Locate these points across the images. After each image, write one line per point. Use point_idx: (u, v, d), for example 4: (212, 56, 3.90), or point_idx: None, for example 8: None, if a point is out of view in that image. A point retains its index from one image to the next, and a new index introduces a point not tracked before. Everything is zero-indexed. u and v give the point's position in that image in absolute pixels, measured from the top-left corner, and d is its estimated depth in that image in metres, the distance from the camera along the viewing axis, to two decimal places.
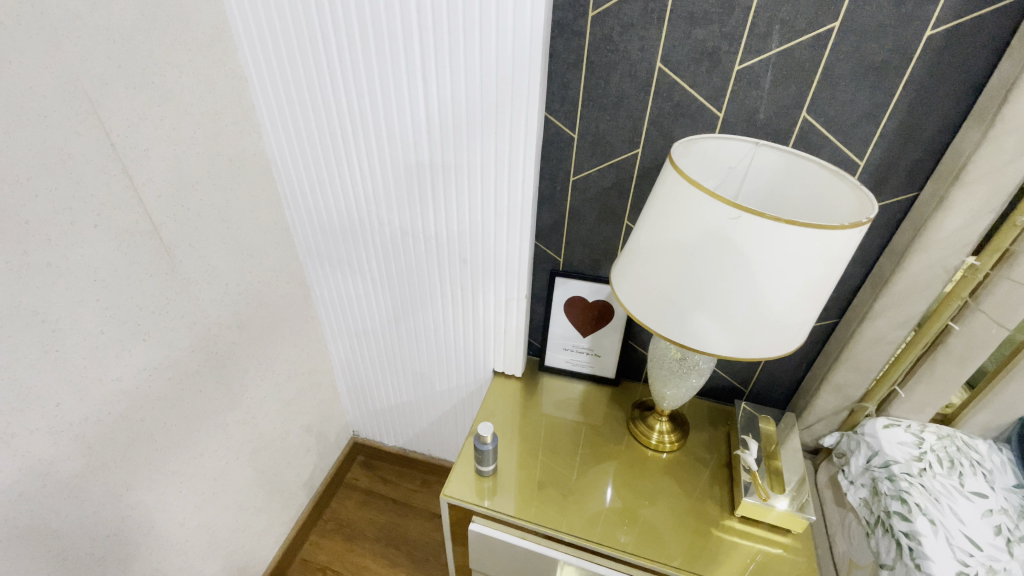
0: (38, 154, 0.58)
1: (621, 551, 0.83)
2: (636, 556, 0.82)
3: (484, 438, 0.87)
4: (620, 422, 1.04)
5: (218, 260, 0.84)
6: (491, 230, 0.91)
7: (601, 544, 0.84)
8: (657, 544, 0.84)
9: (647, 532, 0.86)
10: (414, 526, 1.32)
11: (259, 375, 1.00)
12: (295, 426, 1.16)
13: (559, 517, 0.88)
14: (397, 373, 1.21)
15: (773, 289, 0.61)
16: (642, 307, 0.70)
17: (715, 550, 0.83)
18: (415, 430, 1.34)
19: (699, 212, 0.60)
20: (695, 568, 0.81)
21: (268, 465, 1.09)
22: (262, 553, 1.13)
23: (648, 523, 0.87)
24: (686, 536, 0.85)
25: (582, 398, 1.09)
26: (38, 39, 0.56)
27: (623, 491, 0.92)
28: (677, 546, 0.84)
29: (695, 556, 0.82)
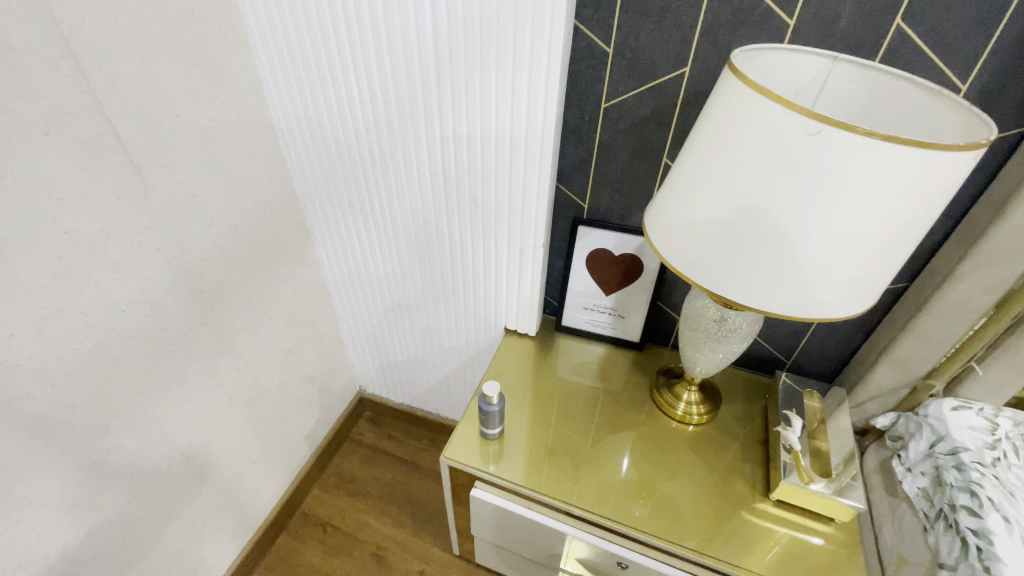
0: None
1: (635, 529, 0.75)
2: (652, 535, 0.74)
3: (489, 400, 0.78)
4: (642, 389, 0.94)
5: (201, 189, 0.76)
6: (506, 165, 0.79)
7: (614, 519, 0.76)
8: (675, 524, 0.75)
9: (665, 510, 0.77)
10: (418, 486, 1.26)
11: (253, 321, 0.93)
12: (295, 377, 1.09)
13: (569, 487, 0.79)
14: (403, 326, 1.13)
15: (849, 230, 0.49)
16: (681, 253, 0.58)
17: (742, 534, 0.74)
18: (422, 388, 1.27)
19: (765, 128, 0.47)
20: (717, 553, 0.72)
21: (265, 416, 1.03)
22: (259, 505, 1.09)
23: (667, 500, 0.78)
24: (710, 517, 0.76)
25: (601, 361, 0.99)
26: None
27: (641, 464, 0.83)
28: (699, 527, 0.75)
29: (718, 540, 0.73)
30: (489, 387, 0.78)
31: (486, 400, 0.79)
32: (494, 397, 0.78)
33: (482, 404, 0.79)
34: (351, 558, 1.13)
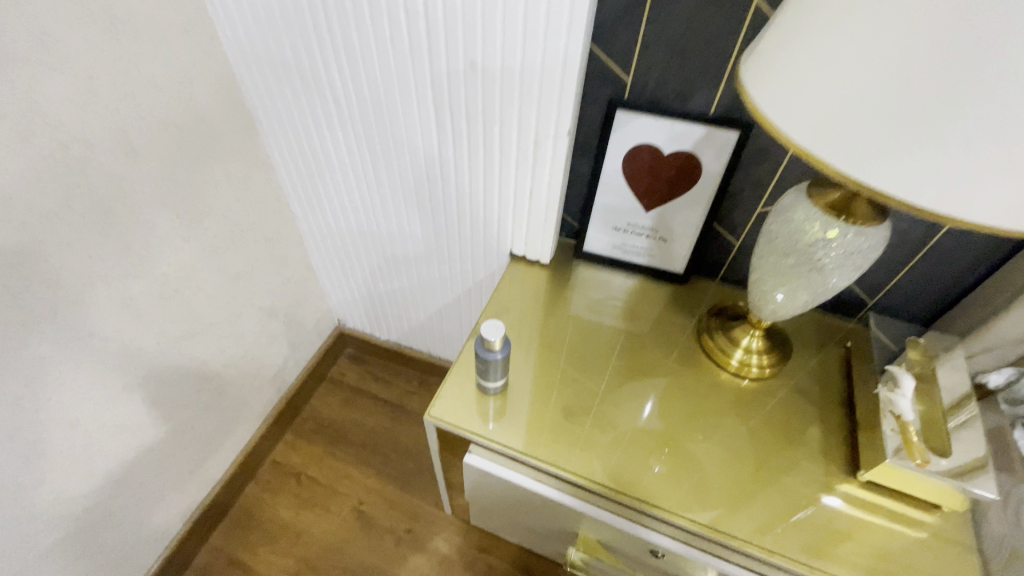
0: None
1: (665, 511, 0.57)
2: (685, 519, 0.57)
3: (490, 346, 0.58)
4: (681, 331, 0.74)
5: (63, 28, 0.51)
6: (518, 2, 0.53)
7: (637, 496, 0.58)
8: (719, 505, 0.58)
9: (705, 486, 0.59)
10: (407, 434, 1.09)
11: (179, 234, 0.70)
12: (249, 307, 0.88)
13: (581, 453, 0.61)
14: (385, 249, 0.91)
15: None
16: (818, 123, 0.37)
17: (806, 520, 0.57)
18: (412, 324, 1.07)
19: None
20: (771, 544, 0.55)
21: (213, 353, 0.83)
22: (215, 455, 0.92)
23: (708, 472, 0.60)
24: (765, 497, 0.58)
25: (630, 296, 0.78)
26: None
27: (676, 426, 0.64)
28: (749, 508, 0.57)
29: (775, 527, 0.56)
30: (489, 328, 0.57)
31: (485, 347, 0.58)
32: (495, 342, 0.57)
33: (481, 352, 0.58)
34: (330, 513, 0.96)
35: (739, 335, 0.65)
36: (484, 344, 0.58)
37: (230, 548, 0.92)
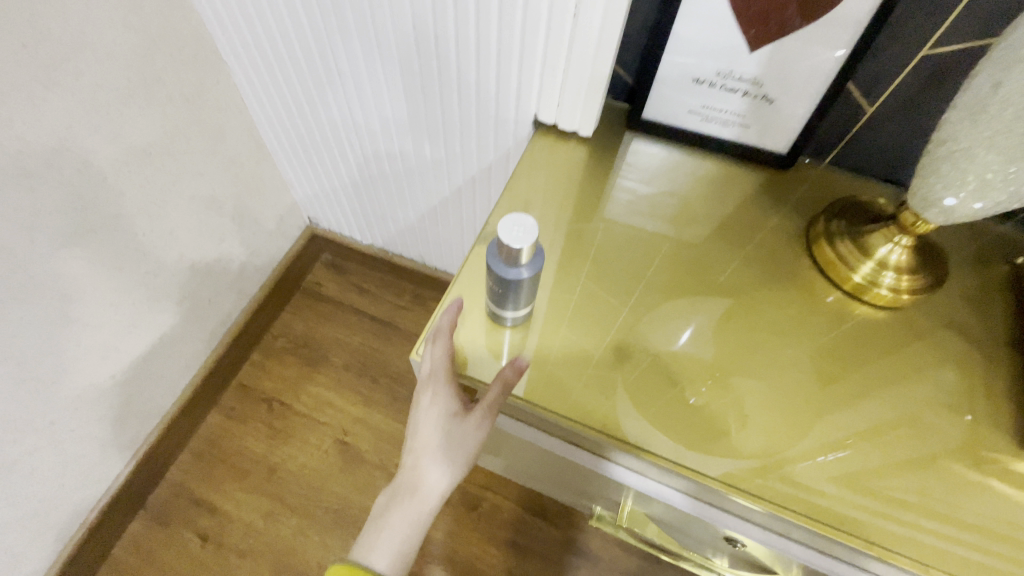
0: None
1: (722, 485, 0.40)
2: (741, 495, 0.39)
3: (511, 260, 0.36)
4: (756, 228, 0.51)
5: None
6: None
7: (675, 463, 0.40)
8: (823, 485, 0.39)
9: (776, 451, 0.41)
10: (398, 355, 0.91)
11: (27, 77, 0.46)
12: (174, 193, 0.65)
13: (601, 400, 0.43)
14: (355, 119, 0.65)
15: None
16: None
17: (921, 499, 0.39)
18: (400, 225, 0.84)
19: None
20: (867, 534, 0.38)
21: (131, 258, 0.62)
22: (159, 381, 0.74)
23: (784, 431, 0.42)
24: (864, 464, 0.40)
25: (694, 182, 0.54)
26: None
27: (740, 365, 0.45)
28: (842, 482, 0.40)
29: (876, 509, 0.38)
30: (507, 232, 0.35)
31: (503, 262, 0.36)
32: (524, 253, 0.35)
33: (496, 271, 0.37)
34: (308, 447, 0.81)
35: (878, 242, 0.44)
36: (500, 257, 0.36)
37: (193, 485, 0.78)
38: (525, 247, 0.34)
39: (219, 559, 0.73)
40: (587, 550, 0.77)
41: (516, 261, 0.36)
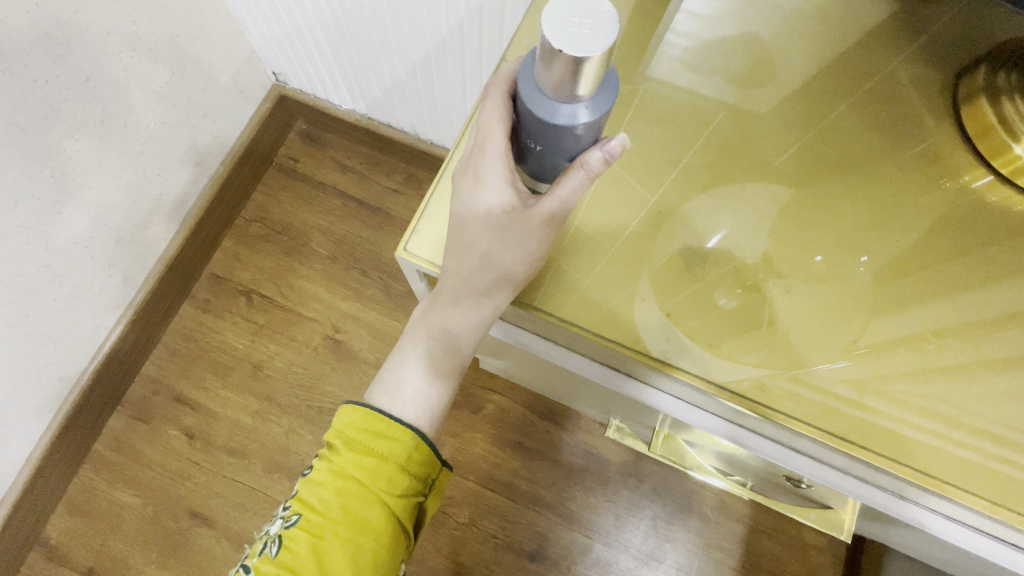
0: None
1: (791, 421, 0.31)
2: (764, 412, 0.31)
3: (562, 92, 0.23)
4: (854, 84, 0.38)
5: None
6: None
7: (732, 392, 0.31)
8: (926, 424, 0.30)
9: (823, 364, 0.32)
10: (390, 246, 0.79)
11: None
12: (83, 25, 0.49)
13: (603, 295, 0.33)
14: None
15: None
16: None
17: (999, 427, 0.30)
18: (386, 83, 0.67)
19: None
20: (922, 465, 0.29)
21: (40, 123, 0.49)
22: (110, 271, 0.64)
23: (845, 342, 0.32)
24: (963, 393, 0.31)
25: (787, 30, 0.40)
26: None
27: (791, 256, 0.34)
28: (898, 402, 0.31)
29: (938, 434, 0.30)
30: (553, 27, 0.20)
31: (548, 95, 0.23)
32: (591, 74, 0.22)
33: (535, 113, 0.24)
34: (294, 345, 0.74)
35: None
36: (543, 86, 0.23)
37: (172, 381, 0.72)
38: (590, 60, 0.21)
39: (207, 457, 0.69)
40: (595, 454, 0.74)
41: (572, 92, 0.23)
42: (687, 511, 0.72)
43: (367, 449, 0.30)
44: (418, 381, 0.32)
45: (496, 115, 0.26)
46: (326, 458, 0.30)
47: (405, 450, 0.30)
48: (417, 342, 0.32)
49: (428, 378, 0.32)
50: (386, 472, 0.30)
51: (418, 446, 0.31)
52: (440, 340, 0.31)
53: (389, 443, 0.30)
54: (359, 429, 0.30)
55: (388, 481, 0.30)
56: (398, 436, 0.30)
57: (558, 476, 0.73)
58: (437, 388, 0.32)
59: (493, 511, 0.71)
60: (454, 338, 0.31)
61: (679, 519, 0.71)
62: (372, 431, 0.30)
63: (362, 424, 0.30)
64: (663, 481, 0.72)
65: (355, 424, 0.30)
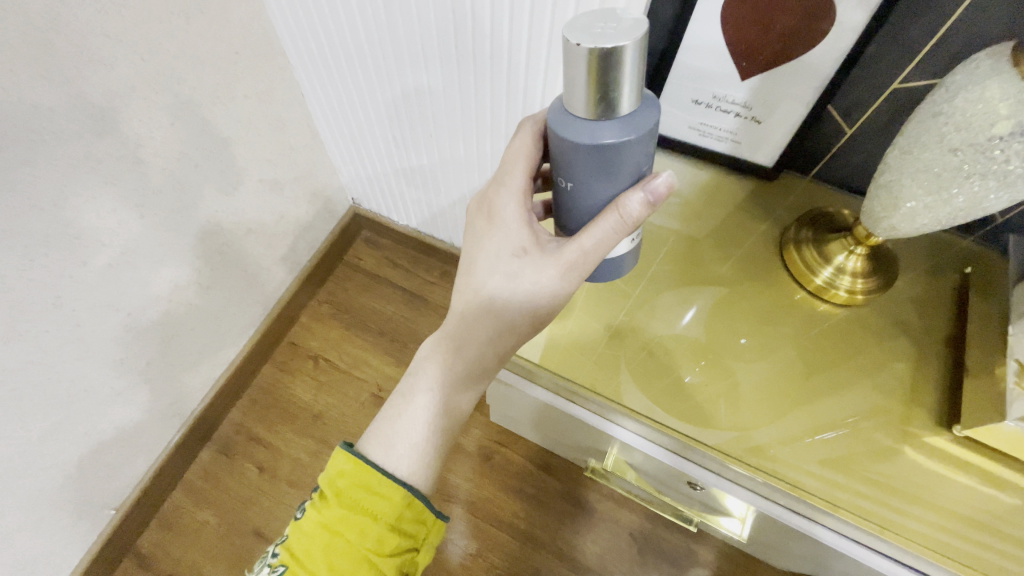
0: None
1: (677, 432, 0.50)
2: (659, 425, 0.51)
3: (591, 115, 0.34)
4: (728, 231, 0.61)
5: None
6: None
7: (642, 413, 0.51)
8: (760, 436, 0.49)
9: (701, 397, 0.51)
10: (426, 325, 1.02)
11: (141, 84, 0.57)
12: (250, 177, 0.78)
13: (596, 372, 0.53)
14: (388, 92, 0.71)
15: None
16: None
17: (804, 440, 0.49)
18: (431, 206, 0.93)
19: None
20: (751, 460, 0.48)
21: (210, 236, 0.75)
22: (225, 335, 0.87)
23: (727, 392, 0.51)
24: (785, 418, 0.50)
25: (697, 197, 0.63)
26: None
27: (721, 348, 0.53)
28: (766, 433, 0.49)
29: (765, 443, 0.49)
30: (576, 33, 0.30)
31: (581, 120, 0.34)
32: (620, 65, 0.30)
33: (570, 135, 0.34)
34: (347, 398, 0.94)
35: (836, 251, 0.53)
36: (576, 112, 0.34)
37: (250, 425, 0.92)
38: (613, 55, 0.30)
39: (271, 487, 0.87)
40: (584, 502, 0.89)
41: (611, 102, 0.33)
42: (660, 556, 0.84)
43: (357, 501, 0.39)
44: (415, 435, 0.41)
45: (520, 158, 0.42)
46: (320, 507, 0.39)
47: (384, 511, 0.38)
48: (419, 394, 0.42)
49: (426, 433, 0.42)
50: (373, 523, 0.38)
51: (403, 503, 0.39)
52: (440, 376, 0.42)
53: (370, 505, 0.38)
54: (347, 487, 0.39)
55: (366, 537, 0.38)
56: (378, 499, 0.39)
57: (551, 520, 0.87)
58: (428, 444, 0.42)
59: (497, 547, 0.85)
60: (454, 378, 0.43)
61: (653, 563, 0.84)
62: (364, 485, 0.39)
63: (355, 475, 0.39)
64: (640, 528, 0.86)
65: (344, 483, 0.39)
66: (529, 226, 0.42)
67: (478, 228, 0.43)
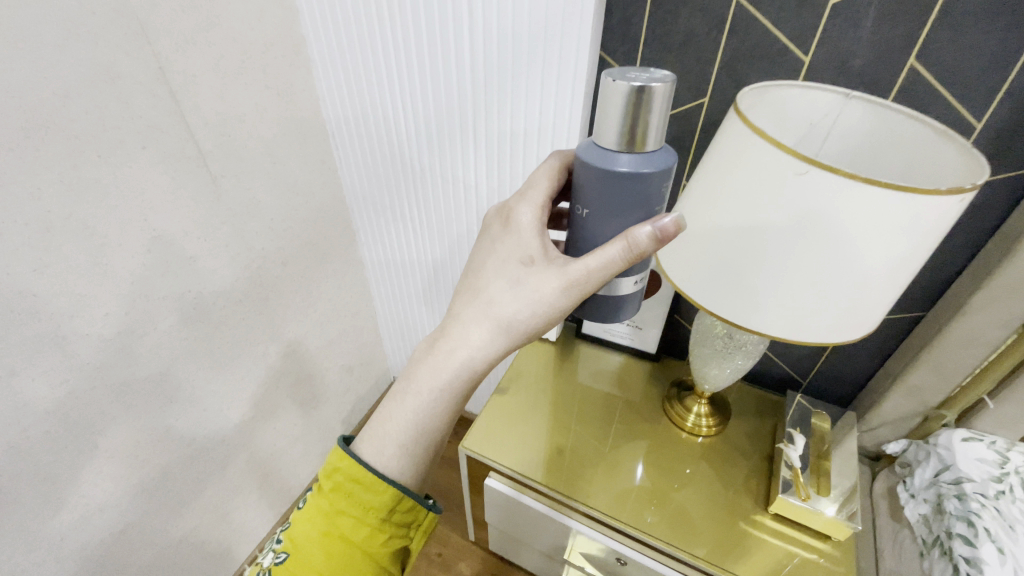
0: (90, 86, 0.61)
1: (614, 519, 0.80)
2: (603, 515, 0.81)
3: (614, 149, 0.49)
4: (642, 396, 1.00)
5: (262, 193, 0.88)
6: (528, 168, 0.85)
7: (592, 506, 0.82)
8: (664, 523, 0.79)
9: (629, 499, 0.83)
10: (441, 476, 1.34)
11: (298, 311, 1.05)
12: (336, 363, 1.23)
13: (583, 491, 0.84)
14: (431, 304, 1.19)
15: (816, 257, 0.54)
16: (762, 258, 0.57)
17: (692, 526, 0.79)
18: None
19: (743, 190, 0.56)
20: (660, 538, 0.77)
21: (306, 400, 1.16)
22: (297, 476, 1.21)
23: (644, 496, 0.83)
24: (680, 512, 0.81)
25: (620, 371, 1.04)
26: (120, 20, 0.62)
27: (656, 475, 0.86)
28: (670, 521, 0.79)
29: (667, 528, 0.78)
30: (614, 76, 0.47)
31: (610, 151, 0.50)
32: (648, 93, 0.45)
33: (600, 161, 0.50)
34: None
35: (692, 403, 0.93)
36: (606, 146, 0.50)
37: None
38: (638, 92, 0.45)
39: None
40: None
41: (632, 140, 0.48)
42: None
43: (353, 491, 0.50)
44: (401, 439, 0.53)
45: (542, 184, 0.58)
46: (325, 494, 0.51)
47: (378, 501, 0.50)
48: (413, 394, 0.55)
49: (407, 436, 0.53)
50: (368, 509, 0.50)
51: (391, 497, 0.50)
52: (429, 382, 0.55)
53: (367, 496, 0.50)
54: (347, 479, 0.50)
55: (363, 520, 0.50)
56: (373, 490, 0.50)
57: None
58: (409, 445, 0.53)
59: None
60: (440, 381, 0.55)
61: None
62: (358, 479, 0.50)
63: (351, 471, 0.50)
64: None
65: (344, 475, 0.51)
66: (542, 238, 0.55)
67: (501, 231, 0.58)
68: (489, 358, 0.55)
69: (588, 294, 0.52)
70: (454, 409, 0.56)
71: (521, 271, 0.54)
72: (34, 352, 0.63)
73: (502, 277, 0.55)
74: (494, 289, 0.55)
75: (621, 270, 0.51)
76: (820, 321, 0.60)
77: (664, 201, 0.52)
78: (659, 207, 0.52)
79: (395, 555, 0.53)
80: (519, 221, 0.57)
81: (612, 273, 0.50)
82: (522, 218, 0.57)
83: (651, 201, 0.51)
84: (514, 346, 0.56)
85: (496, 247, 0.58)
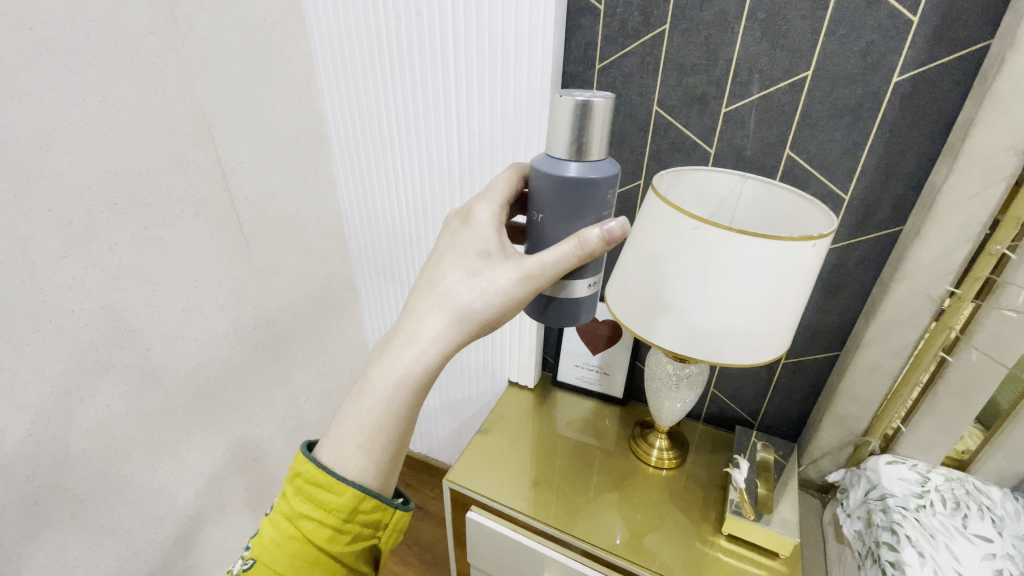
0: (166, 168, 0.80)
1: (588, 544, 0.88)
2: (578, 540, 0.88)
3: (566, 160, 0.61)
4: (613, 436, 1.10)
5: (283, 255, 1.06)
6: None
7: (568, 533, 0.89)
8: (634, 547, 0.87)
9: (603, 527, 0.90)
10: (427, 531, 1.38)
11: (303, 361, 1.18)
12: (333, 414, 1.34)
13: (558, 519, 0.92)
14: None
15: (720, 293, 0.71)
16: (682, 295, 0.74)
17: (658, 550, 0.86)
18: (440, 435, 1.45)
19: (666, 241, 0.74)
20: (630, 560, 0.84)
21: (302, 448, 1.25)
22: None
23: (615, 524, 0.91)
24: (650, 538, 0.88)
25: (591, 414, 1.16)
26: (195, 122, 0.83)
27: (625, 505, 0.95)
28: (640, 547, 0.87)
29: (636, 552, 0.86)
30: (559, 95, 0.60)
31: (561, 161, 0.62)
32: (590, 106, 0.59)
33: (553, 168, 0.62)
34: None
35: (655, 438, 1.04)
36: (559, 157, 0.62)
37: None
38: (579, 105, 0.59)
39: None
40: None
41: (579, 152, 0.61)
42: None
43: (316, 494, 0.53)
44: (357, 445, 0.55)
45: (501, 190, 0.69)
46: (291, 498, 0.54)
47: (339, 501, 0.52)
48: (367, 397, 0.57)
49: (362, 440, 0.55)
50: (330, 510, 0.52)
51: (351, 498, 0.53)
52: (381, 385, 0.57)
53: (329, 497, 0.53)
54: (310, 483, 0.53)
55: (325, 521, 0.52)
56: (335, 492, 0.53)
57: None
58: (366, 447, 0.55)
59: None
60: (392, 382, 0.57)
61: None
62: (318, 483, 0.53)
63: (312, 476, 0.53)
64: None
65: (307, 479, 0.53)
66: (498, 233, 0.64)
67: (461, 226, 0.66)
68: (444, 349, 0.59)
69: (540, 288, 0.60)
70: (411, 405, 0.57)
71: (478, 263, 0.61)
72: (90, 379, 0.75)
73: (460, 269, 0.61)
74: (451, 280, 0.61)
75: (572, 268, 0.60)
76: (738, 340, 0.74)
77: (611, 206, 0.64)
78: (606, 212, 0.64)
79: (361, 553, 0.55)
80: (479, 217, 0.65)
81: (565, 268, 0.59)
82: (481, 214, 0.66)
83: (597, 206, 0.62)
84: (467, 336, 0.60)
85: (455, 241, 0.65)
